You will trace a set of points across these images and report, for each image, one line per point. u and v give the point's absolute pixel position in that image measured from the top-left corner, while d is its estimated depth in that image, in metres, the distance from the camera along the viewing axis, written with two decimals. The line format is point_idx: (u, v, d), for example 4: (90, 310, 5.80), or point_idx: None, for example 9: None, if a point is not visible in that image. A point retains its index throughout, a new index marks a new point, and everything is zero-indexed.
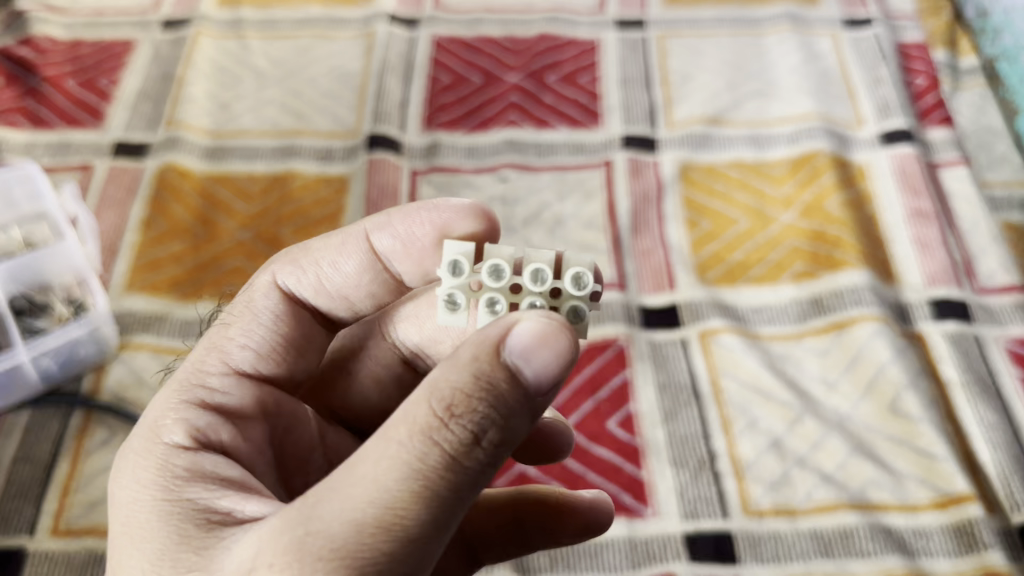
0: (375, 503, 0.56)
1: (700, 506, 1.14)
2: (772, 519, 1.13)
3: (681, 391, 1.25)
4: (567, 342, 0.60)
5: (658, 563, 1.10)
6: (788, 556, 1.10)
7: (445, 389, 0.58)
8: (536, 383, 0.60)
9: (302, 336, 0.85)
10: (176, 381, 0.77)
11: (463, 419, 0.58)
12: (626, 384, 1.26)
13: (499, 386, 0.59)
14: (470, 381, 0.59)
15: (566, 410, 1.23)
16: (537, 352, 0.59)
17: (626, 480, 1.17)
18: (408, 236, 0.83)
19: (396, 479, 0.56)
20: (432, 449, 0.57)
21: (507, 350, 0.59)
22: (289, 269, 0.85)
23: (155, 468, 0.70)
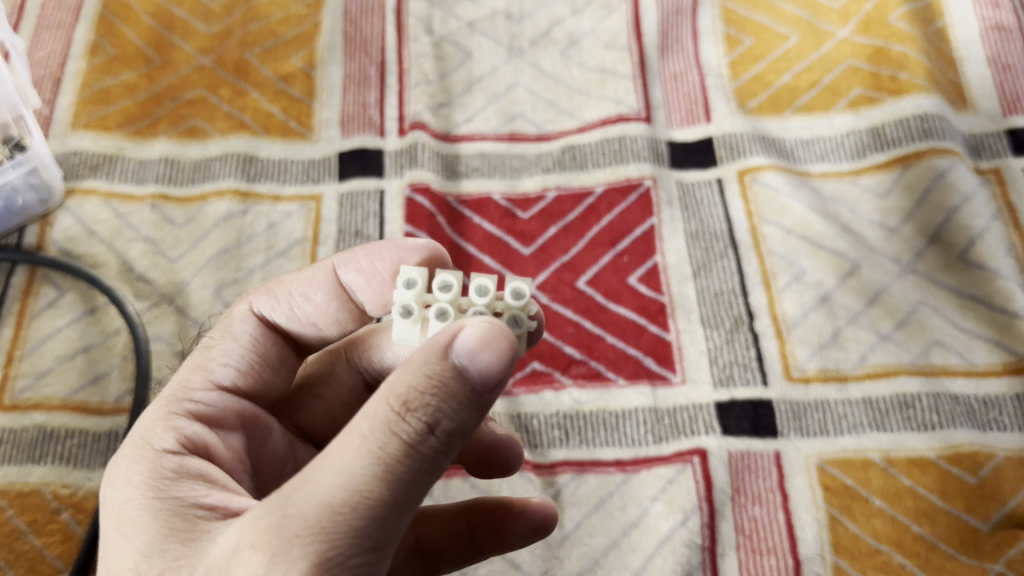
0: (340, 489, 0.51)
1: (735, 371, 0.99)
2: (820, 386, 0.98)
3: (716, 241, 1.08)
4: (512, 343, 0.54)
5: (687, 437, 0.95)
6: (837, 430, 0.95)
7: (399, 386, 0.53)
8: (488, 384, 0.54)
9: (277, 357, 0.76)
10: (163, 397, 0.69)
11: (421, 412, 0.53)
12: (650, 232, 1.08)
13: (451, 383, 0.54)
14: (423, 379, 0.53)
15: (582, 263, 1.07)
16: (483, 356, 0.53)
17: (648, 343, 1.01)
18: (371, 270, 0.75)
19: (359, 468, 0.51)
20: (392, 441, 0.52)
21: (455, 350, 0.53)
22: (262, 299, 0.76)
23: (143, 473, 0.62)
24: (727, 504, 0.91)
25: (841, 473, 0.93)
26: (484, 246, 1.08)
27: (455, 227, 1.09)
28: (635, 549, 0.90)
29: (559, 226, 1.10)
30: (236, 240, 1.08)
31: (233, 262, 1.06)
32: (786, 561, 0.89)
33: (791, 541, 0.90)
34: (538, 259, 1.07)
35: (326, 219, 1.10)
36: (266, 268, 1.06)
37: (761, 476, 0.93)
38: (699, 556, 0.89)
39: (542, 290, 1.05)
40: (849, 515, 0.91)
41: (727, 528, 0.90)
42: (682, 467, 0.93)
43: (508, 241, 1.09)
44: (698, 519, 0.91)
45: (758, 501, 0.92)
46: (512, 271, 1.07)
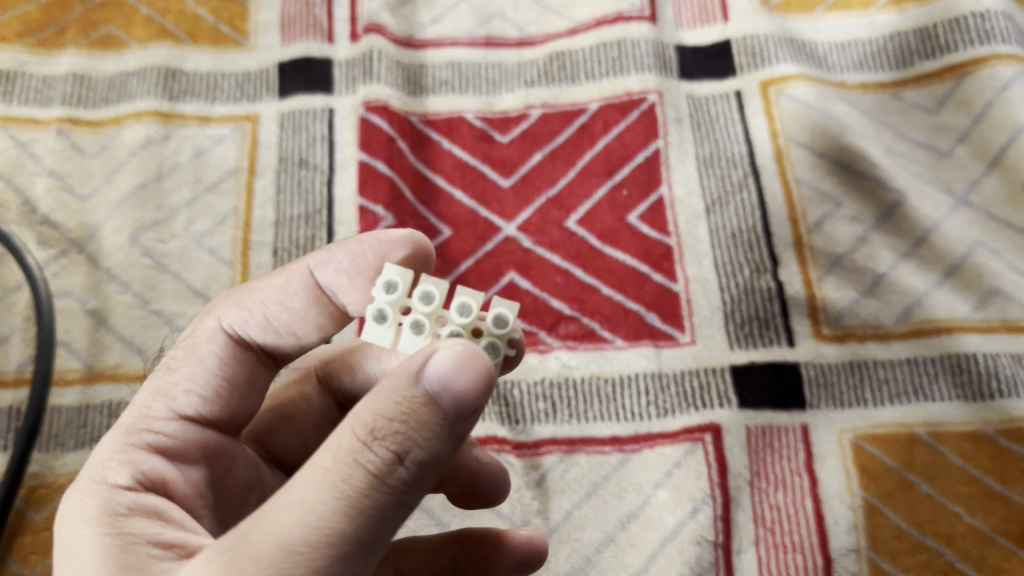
0: (296, 529, 0.41)
1: (755, 328, 0.83)
2: (857, 345, 0.82)
3: (733, 168, 0.90)
4: (488, 365, 0.44)
5: (698, 411, 0.79)
6: (876, 399, 0.80)
7: (366, 412, 0.43)
8: (466, 412, 0.44)
9: (248, 379, 0.61)
10: (121, 427, 0.56)
11: (391, 440, 0.42)
12: (655, 157, 0.91)
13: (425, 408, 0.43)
14: (392, 404, 0.43)
15: (573, 199, 0.90)
16: (456, 379, 0.43)
17: (651, 295, 0.85)
18: (356, 269, 0.62)
19: (320, 502, 0.41)
20: (356, 473, 0.42)
21: (425, 374, 0.43)
22: (233, 313, 0.61)
23: (96, 512, 0.50)
24: (744, 491, 0.77)
25: (881, 452, 0.78)
26: (454, 176, 0.91)
27: (421, 153, 0.92)
28: (634, 547, 0.75)
29: (545, 151, 0.92)
30: (157, 173, 0.91)
31: (154, 200, 0.89)
32: (815, 560, 0.74)
33: (821, 535, 0.75)
34: (519, 193, 0.90)
35: (264, 145, 0.92)
36: (193, 207, 0.89)
37: (786, 457, 0.78)
38: (712, 554, 0.74)
39: (525, 231, 0.88)
40: (891, 503, 0.76)
41: (744, 520, 0.76)
42: (692, 447, 0.78)
43: (483, 170, 0.91)
44: (709, 510, 0.76)
45: (781, 486, 0.77)
46: (489, 207, 0.89)
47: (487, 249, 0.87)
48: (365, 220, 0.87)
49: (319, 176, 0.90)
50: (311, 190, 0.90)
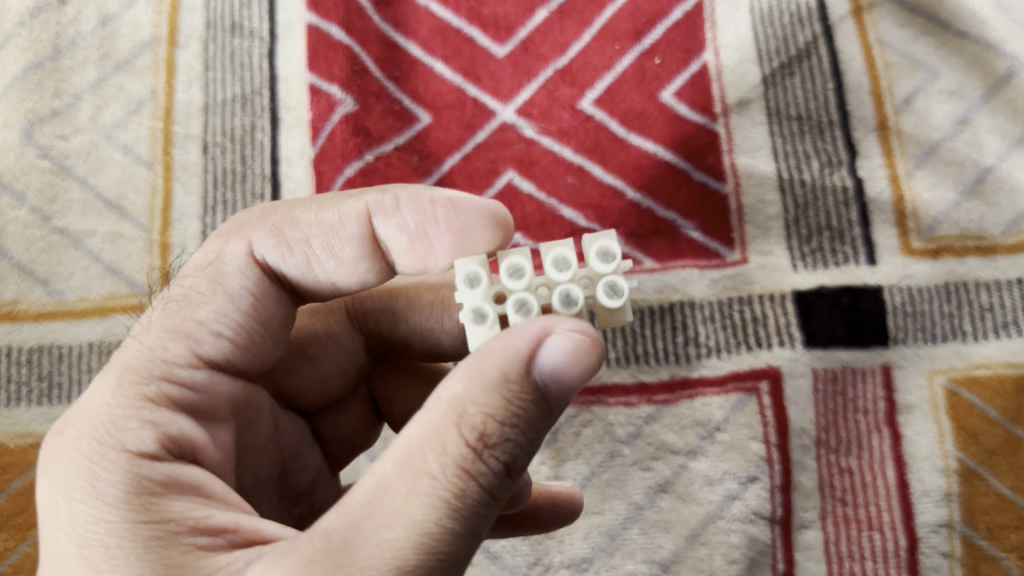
0: (398, 556, 0.30)
1: (826, 241, 0.65)
2: (955, 263, 0.64)
3: (799, 26, 0.69)
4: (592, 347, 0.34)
5: (751, 351, 0.63)
6: (978, 332, 0.62)
7: (471, 403, 0.32)
8: (568, 401, 0.34)
9: (285, 319, 0.43)
10: (126, 370, 0.38)
11: (502, 449, 0.32)
12: (696, 12, 0.70)
13: (532, 410, 0.33)
14: (503, 398, 0.32)
15: (588, 70, 0.70)
16: (575, 372, 0.33)
17: (691, 198, 0.66)
18: (415, 233, 0.42)
19: (432, 521, 0.30)
20: (468, 490, 0.31)
21: (541, 362, 0.32)
22: (266, 251, 0.42)
23: (116, 499, 0.34)
24: (809, 453, 0.61)
25: (981, 401, 0.61)
26: (433, 43, 0.71)
27: (390, 12, 0.71)
28: (669, 524, 0.61)
29: (552, 7, 0.71)
30: (54, 49, 0.72)
31: (51, 84, 0.71)
32: (897, 540, 0.60)
33: (905, 508, 0.60)
34: (517, 64, 0.70)
35: (187, 6, 0.72)
36: (100, 91, 0.71)
37: (859, 409, 0.62)
38: (767, 535, 0.60)
39: (526, 116, 0.69)
40: (993, 467, 0.60)
41: (808, 490, 0.61)
42: (744, 399, 0.62)
43: (470, 34, 0.71)
44: (765, 481, 0.61)
45: (855, 447, 0.61)
46: (479, 84, 0.70)
47: (478, 141, 0.68)
48: (318, 104, 0.69)
49: (257, 46, 0.71)
50: (248, 65, 0.70)
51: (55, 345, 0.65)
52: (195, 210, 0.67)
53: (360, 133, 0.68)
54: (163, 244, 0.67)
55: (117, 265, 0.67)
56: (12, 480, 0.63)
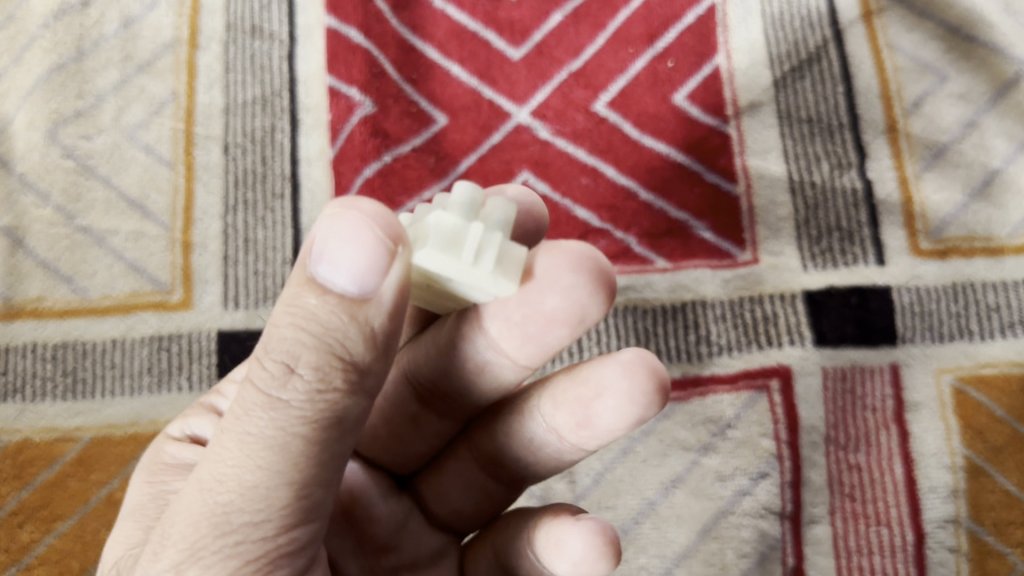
0: (223, 471, 0.35)
1: (835, 242, 0.69)
2: (962, 263, 0.68)
3: (809, 30, 0.74)
4: (382, 227, 0.34)
5: (763, 351, 0.66)
6: (984, 331, 0.66)
7: (268, 324, 0.36)
8: (375, 282, 0.34)
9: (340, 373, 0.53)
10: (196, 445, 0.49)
11: (280, 351, 0.35)
12: (708, 16, 0.75)
13: (310, 313, 0.34)
14: (282, 312, 0.35)
15: (602, 72, 0.75)
16: (340, 250, 0.33)
17: (701, 200, 0.71)
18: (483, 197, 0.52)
19: (235, 433, 0.36)
20: (254, 395, 0.35)
21: (315, 264, 0.34)
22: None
23: (134, 508, 0.45)
24: (818, 449, 0.64)
25: (987, 399, 0.64)
26: (449, 46, 0.76)
27: (407, 15, 0.76)
28: (680, 518, 0.63)
29: (566, 11, 0.76)
30: (77, 50, 0.76)
31: (75, 85, 0.75)
32: (904, 535, 0.62)
33: (912, 504, 0.62)
34: (532, 67, 0.75)
35: (207, 10, 0.77)
36: (122, 92, 0.75)
37: (868, 405, 0.65)
38: (777, 530, 0.63)
39: (541, 118, 0.73)
40: (999, 463, 0.63)
41: (817, 487, 0.63)
42: (754, 398, 0.65)
43: (486, 37, 0.76)
44: (775, 477, 0.63)
45: (863, 444, 0.64)
46: (495, 87, 0.75)
47: (493, 142, 0.73)
48: (337, 106, 0.73)
49: (277, 49, 0.75)
50: (268, 67, 0.75)
51: (78, 342, 0.68)
52: (217, 210, 0.72)
53: (378, 134, 0.72)
54: (185, 243, 0.71)
55: (140, 264, 0.70)
56: (37, 475, 0.65)
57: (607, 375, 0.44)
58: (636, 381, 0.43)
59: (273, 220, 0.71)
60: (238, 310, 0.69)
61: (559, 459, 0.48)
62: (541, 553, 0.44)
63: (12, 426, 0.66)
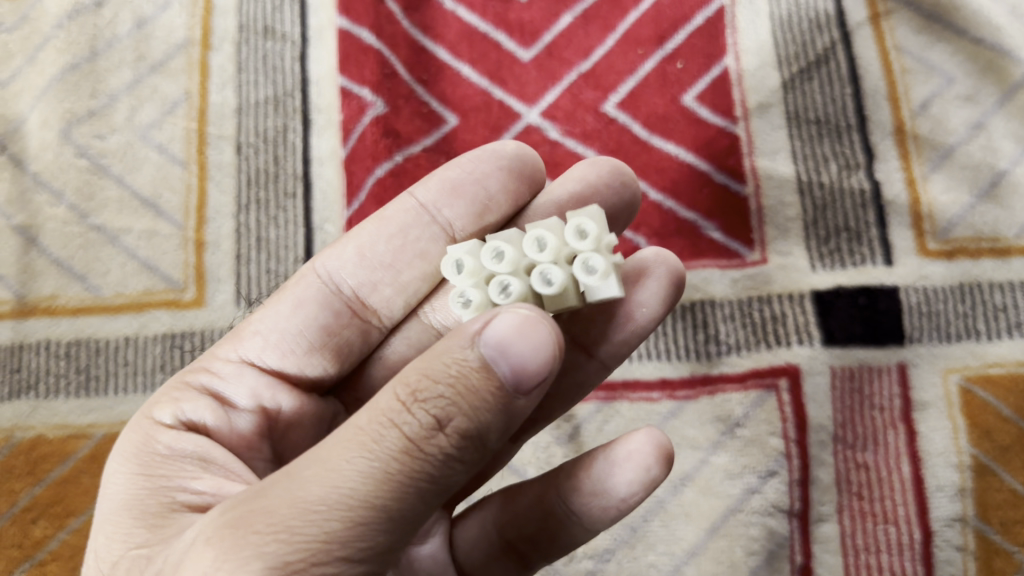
0: (337, 498, 0.34)
1: (843, 242, 0.69)
2: (970, 264, 0.68)
3: (818, 31, 0.75)
4: (558, 334, 0.37)
5: (772, 350, 0.67)
6: (992, 331, 0.66)
7: (411, 369, 0.37)
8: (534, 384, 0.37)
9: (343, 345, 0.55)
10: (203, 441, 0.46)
11: (434, 404, 0.35)
12: (717, 18, 0.76)
13: (472, 378, 0.36)
14: (442, 364, 0.36)
15: (611, 73, 0.75)
16: (523, 343, 0.36)
17: (709, 200, 0.72)
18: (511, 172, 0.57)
19: (355, 462, 0.35)
20: (389, 436, 0.35)
21: (487, 335, 0.36)
22: (348, 252, 0.56)
23: (129, 501, 0.43)
24: (826, 448, 0.64)
25: (995, 399, 0.65)
26: (460, 47, 0.77)
27: (418, 17, 0.77)
28: (689, 516, 0.64)
29: (576, 13, 0.77)
30: (90, 51, 0.77)
31: (88, 86, 0.76)
32: (912, 533, 0.62)
33: (920, 503, 0.63)
34: (542, 68, 0.76)
35: (220, 10, 0.78)
36: (136, 92, 0.76)
37: (876, 404, 0.65)
38: (785, 528, 0.63)
39: (551, 119, 0.74)
40: (1006, 463, 0.63)
41: (825, 485, 0.64)
42: (763, 397, 0.66)
43: (497, 39, 0.77)
44: (783, 475, 0.64)
45: (871, 443, 0.64)
46: (505, 88, 0.75)
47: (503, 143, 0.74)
48: (348, 107, 0.74)
49: (289, 49, 0.76)
50: (280, 67, 0.75)
51: (92, 339, 0.68)
52: (229, 209, 0.72)
53: (390, 134, 0.73)
54: (198, 242, 0.72)
55: (153, 262, 0.71)
56: (51, 470, 0.66)
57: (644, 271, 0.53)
58: (667, 285, 0.52)
59: (285, 219, 0.72)
60: (251, 309, 0.69)
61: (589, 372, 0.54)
62: (588, 494, 0.45)
63: (26, 422, 0.67)
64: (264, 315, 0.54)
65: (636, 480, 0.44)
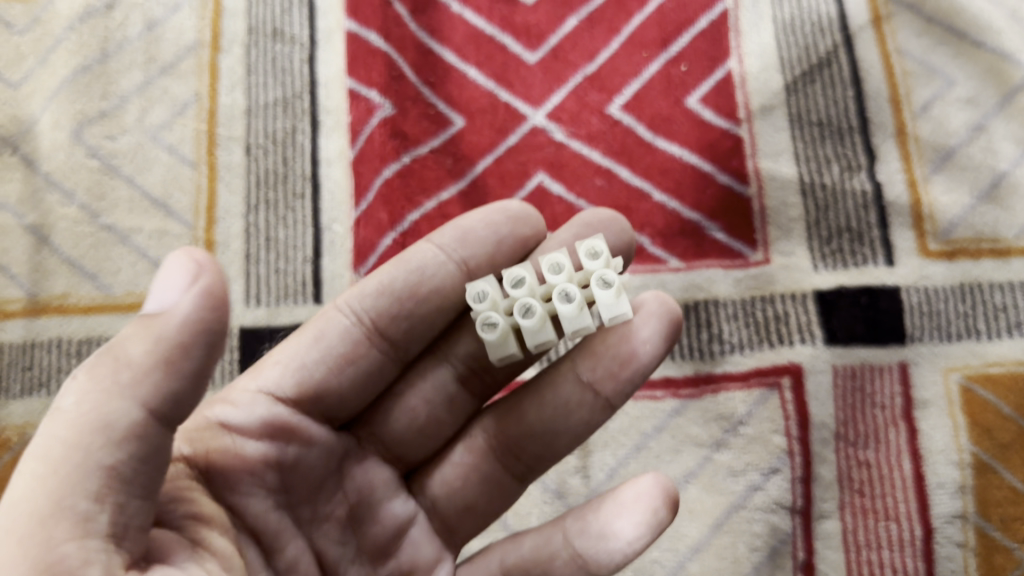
0: (115, 460, 0.35)
1: (845, 243, 0.70)
2: (970, 264, 0.69)
3: (820, 34, 0.76)
4: (218, 302, 0.36)
5: (775, 349, 0.68)
6: (992, 331, 0.67)
7: (136, 330, 0.36)
8: (217, 326, 0.36)
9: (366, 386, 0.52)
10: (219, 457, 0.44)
11: (158, 364, 0.36)
12: (721, 22, 0.77)
13: (162, 346, 0.36)
14: (158, 327, 0.36)
15: (616, 75, 0.77)
16: (192, 297, 0.36)
17: (713, 201, 0.73)
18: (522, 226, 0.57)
19: (135, 416, 0.36)
20: (145, 392, 0.36)
21: (178, 291, 0.36)
22: (364, 285, 0.53)
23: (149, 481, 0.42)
24: (828, 446, 0.65)
25: (995, 398, 0.66)
26: (466, 49, 0.78)
27: (425, 20, 0.78)
28: (692, 513, 0.65)
29: (581, 16, 0.78)
30: (102, 52, 0.78)
31: (99, 87, 0.77)
32: (913, 530, 0.63)
33: (921, 500, 0.64)
34: (547, 71, 0.77)
35: (230, 13, 0.79)
36: (146, 93, 0.77)
37: (877, 401, 0.66)
38: (788, 524, 0.64)
39: (556, 121, 0.75)
40: (1006, 461, 0.64)
41: (828, 482, 0.64)
42: (766, 395, 0.67)
43: (503, 41, 0.78)
44: (786, 472, 0.65)
45: (873, 441, 0.65)
46: (511, 90, 0.77)
47: (509, 144, 0.75)
48: (357, 108, 0.75)
49: (297, 51, 0.77)
50: (289, 69, 0.77)
51: (103, 338, 0.69)
52: (239, 209, 0.73)
53: (397, 135, 0.75)
54: (207, 241, 0.73)
55: (163, 261, 0.72)
56: None
57: (646, 327, 0.49)
58: (668, 325, 0.49)
59: (294, 219, 0.73)
60: (260, 307, 0.71)
61: (590, 418, 0.51)
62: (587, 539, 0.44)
63: (37, 420, 0.68)
64: (285, 347, 0.50)
65: (633, 541, 0.43)
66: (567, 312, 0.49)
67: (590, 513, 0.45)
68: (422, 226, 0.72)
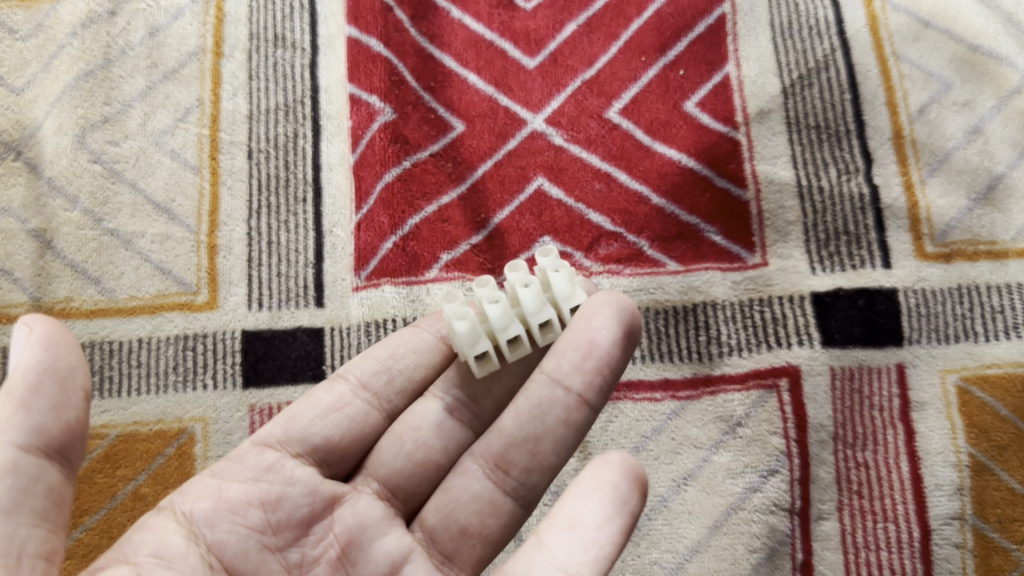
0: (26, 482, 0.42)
1: (843, 245, 0.71)
2: (967, 266, 0.69)
3: (816, 38, 0.77)
4: (68, 348, 0.45)
5: (771, 351, 0.68)
6: (989, 333, 0.68)
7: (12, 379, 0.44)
8: (74, 363, 0.45)
9: (356, 435, 0.56)
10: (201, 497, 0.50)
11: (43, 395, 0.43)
12: (718, 27, 0.78)
13: (43, 382, 0.44)
14: (34, 367, 0.44)
15: (614, 78, 0.77)
16: (56, 345, 0.45)
17: (710, 204, 0.73)
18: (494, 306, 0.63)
19: (32, 444, 0.43)
20: (36, 422, 0.43)
21: (39, 344, 0.44)
22: (352, 360, 0.59)
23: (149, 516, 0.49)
24: (826, 447, 0.66)
25: (992, 399, 0.66)
26: (466, 55, 0.79)
27: (426, 25, 0.80)
28: (691, 514, 0.65)
29: (580, 22, 0.80)
30: (105, 58, 0.79)
31: (102, 93, 0.78)
32: (911, 531, 0.63)
33: (919, 501, 0.64)
34: (546, 75, 0.78)
35: (231, 19, 0.80)
36: (149, 99, 0.78)
37: (874, 403, 0.66)
38: (786, 525, 0.64)
39: (555, 125, 0.76)
40: (1003, 462, 0.65)
41: (826, 483, 0.65)
42: (764, 396, 0.67)
43: (502, 46, 0.79)
44: (784, 473, 0.65)
45: (871, 441, 0.65)
46: (511, 95, 0.77)
47: (509, 148, 0.76)
48: (358, 113, 0.76)
49: (299, 57, 0.78)
50: (290, 75, 0.78)
51: (106, 341, 0.70)
52: (241, 213, 0.74)
53: (397, 140, 0.75)
54: (210, 246, 0.73)
55: (166, 265, 0.73)
56: None
57: (598, 320, 0.52)
58: (621, 314, 0.52)
59: (296, 224, 0.74)
60: (262, 310, 0.71)
61: (568, 419, 0.51)
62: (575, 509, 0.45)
63: None
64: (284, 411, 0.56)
65: (614, 489, 0.45)
66: (524, 294, 0.54)
67: (557, 511, 0.46)
68: (423, 230, 0.73)
